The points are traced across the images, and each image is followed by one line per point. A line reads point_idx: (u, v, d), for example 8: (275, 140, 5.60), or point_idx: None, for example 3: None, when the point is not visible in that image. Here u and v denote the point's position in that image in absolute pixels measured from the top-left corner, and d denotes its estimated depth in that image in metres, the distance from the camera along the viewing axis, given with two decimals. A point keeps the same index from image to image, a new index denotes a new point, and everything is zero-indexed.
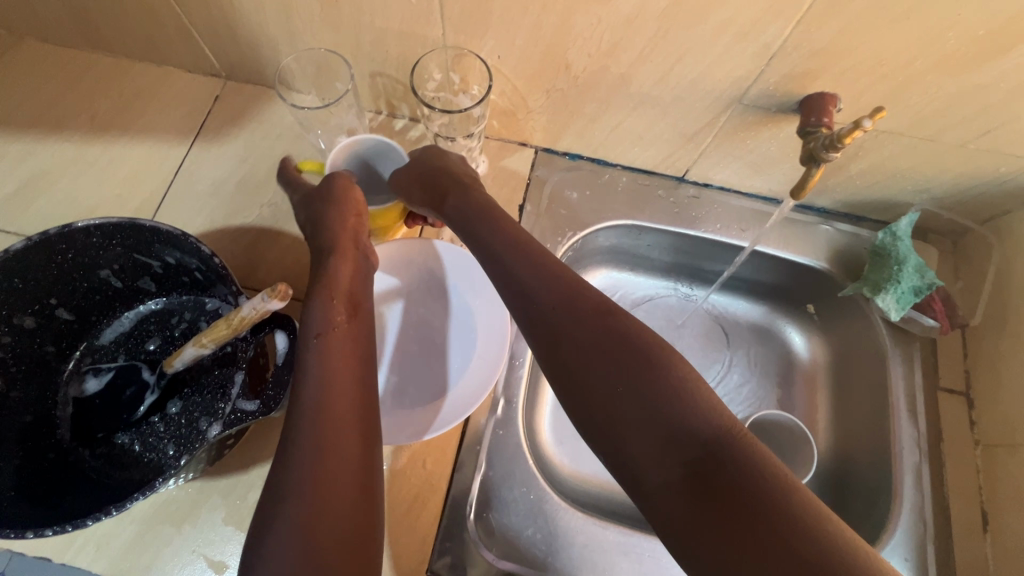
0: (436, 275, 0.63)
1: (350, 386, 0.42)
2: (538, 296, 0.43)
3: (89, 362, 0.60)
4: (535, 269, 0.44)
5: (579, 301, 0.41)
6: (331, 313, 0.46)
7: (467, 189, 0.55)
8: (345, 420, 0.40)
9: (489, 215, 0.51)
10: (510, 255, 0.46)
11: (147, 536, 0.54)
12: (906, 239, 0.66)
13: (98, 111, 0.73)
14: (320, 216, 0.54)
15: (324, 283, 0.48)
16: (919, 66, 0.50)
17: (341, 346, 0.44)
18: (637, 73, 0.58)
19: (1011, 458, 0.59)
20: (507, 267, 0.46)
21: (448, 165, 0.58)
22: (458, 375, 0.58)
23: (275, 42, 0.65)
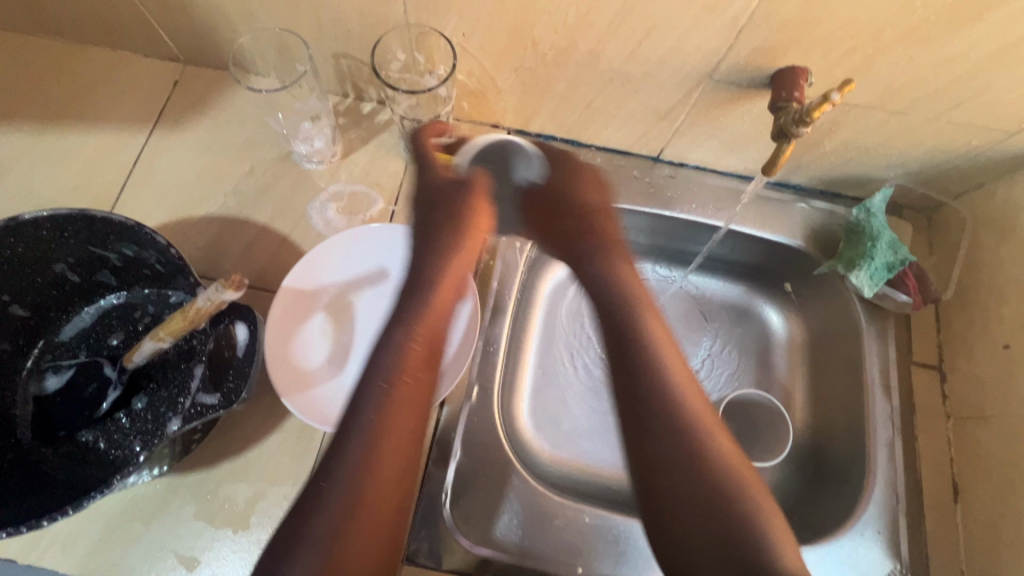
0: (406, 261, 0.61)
1: (405, 441, 0.45)
2: (644, 380, 0.48)
3: (49, 359, 0.58)
4: (646, 355, 0.49)
5: (671, 395, 0.47)
6: (404, 363, 0.48)
7: (615, 261, 0.57)
8: (394, 474, 0.44)
9: (631, 298, 0.53)
10: (631, 336, 0.51)
11: (116, 535, 0.53)
12: (880, 215, 0.66)
13: (51, 98, 0.70)
14: (430, 238, 0.57)
15: (405, 320, 0.51)
16: (889, 37, 0.49)
17: (405, 402, 0.46)
18: (606, 50, 0.56)
19: (982, 430, 0.60)
20: (619, 340, 0.51)
21: (596, 215, 0.60)
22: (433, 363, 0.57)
23: (232, 23, 0.63)
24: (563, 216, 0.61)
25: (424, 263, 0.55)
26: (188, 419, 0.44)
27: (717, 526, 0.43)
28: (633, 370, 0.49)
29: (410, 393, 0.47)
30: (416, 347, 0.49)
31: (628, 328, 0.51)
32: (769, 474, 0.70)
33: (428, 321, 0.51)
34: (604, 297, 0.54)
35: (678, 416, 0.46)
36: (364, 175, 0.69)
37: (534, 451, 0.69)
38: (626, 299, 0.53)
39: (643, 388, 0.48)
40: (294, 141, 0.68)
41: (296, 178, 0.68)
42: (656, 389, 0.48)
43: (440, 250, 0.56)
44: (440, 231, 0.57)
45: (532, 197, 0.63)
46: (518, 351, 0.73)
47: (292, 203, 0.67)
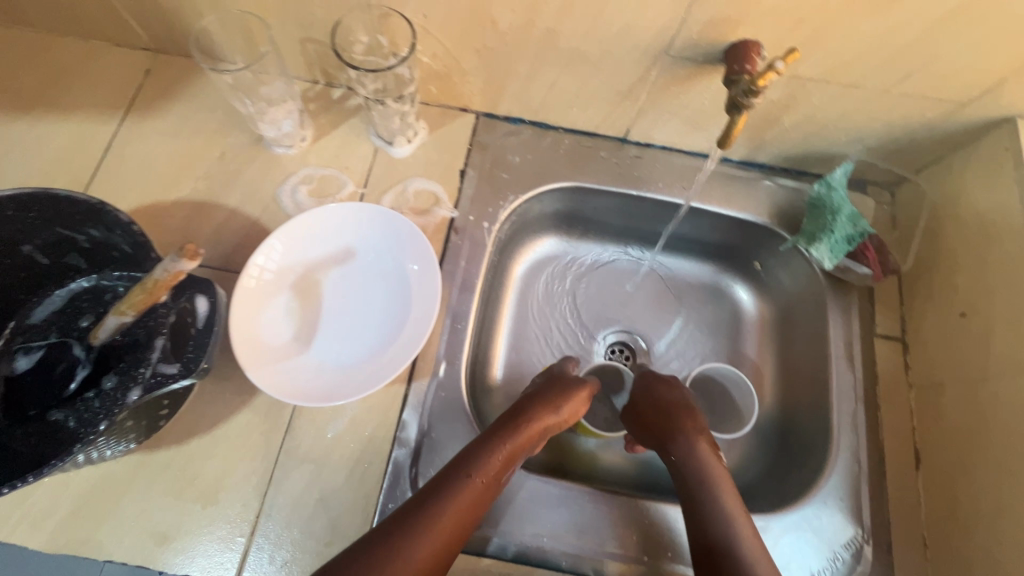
0: (368, 240, 0.62)
1: (457, 531, 0.47)
2: (716, 534, 0.50)
3: (20, 341, 0.59)
4: (726, 520, 0.51)
5: (739, 552, 0.49)
6: (488, 466, 0.52)
7: (700, 441, 0.58)
8: (440, 543, 0.46)
9: (712, 479, 0.55)
10: (708, 507, 0.53)
11: (85, 511, 0.54)
12: (840, 189, 0.67)
13: (23, 88, 0.71)
14: (539, 390, 0.60)
15: (494, 440, 0.54)
16: (835, 7, 0.50)
17: (475, 490, 0.50)
18: (564, 27, 0.57)
19: (941, 397, 0.61)
20: (697, 505, 0.53)
21: (688, 399, 0.62)
22: (391, 341, 0.59)
23: (199, 9, 0.64)
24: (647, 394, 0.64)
25: (519, 409, 0.58)
26: (149, 388, 0.45)
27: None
28: (710, 531, 0.51)
29: (480, 489, 0.50)
30: (498, 463, 0.52)
31: (707, 496, 0.54)
32: (736, 450, 0.71)
33: (518, 440, 0.55)
34: (690, 479, 0.55)
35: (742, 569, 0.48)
36: (334, 159, 0.70)
37: None
38: (711, 473, 0.55)
39: (710, 546, 0.50)
40: (261, 125, 0.66)
41: (267, 163, 0.69)
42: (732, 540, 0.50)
43: (535, 399, 0.59)
44: (544, 389, 0.60)
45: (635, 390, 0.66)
46: (490, 331, 0.73)
47: (263, 187, 0.68)
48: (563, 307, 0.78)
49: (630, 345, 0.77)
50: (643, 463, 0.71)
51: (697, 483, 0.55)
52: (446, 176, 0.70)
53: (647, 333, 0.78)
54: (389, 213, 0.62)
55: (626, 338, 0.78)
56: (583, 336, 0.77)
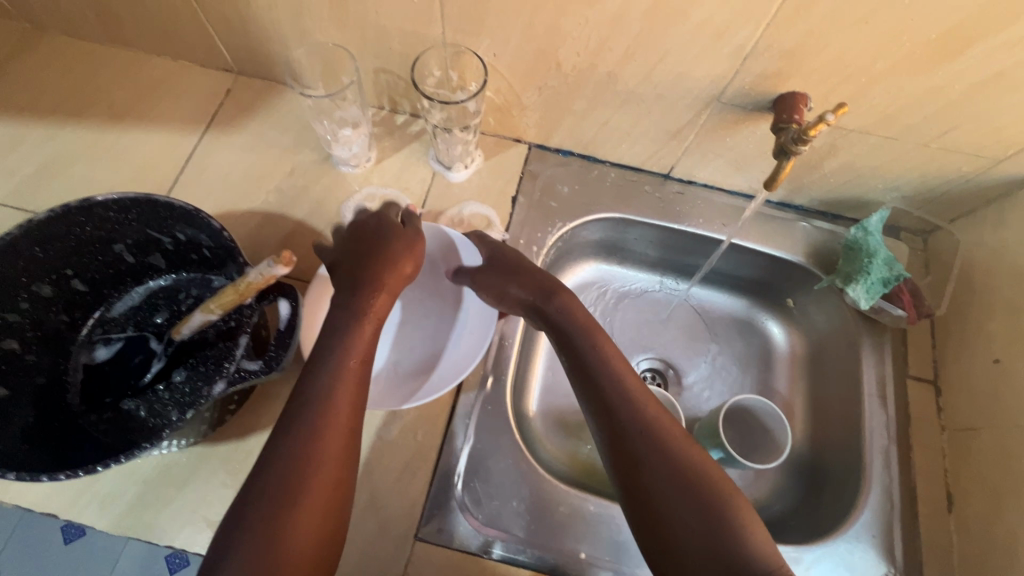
0: (447, 264, 0.69)
1: (346, 424, 0.46)
2: (602, 389, 0.50)
3: (100, 332, 0.62)
4: (601, 358, 0.53)
5: (618, 379, 0.51)
6: (350, 351, 0.50)
7: (559, 293, 0.58)
8: (338, 453, 0.45)
9: (585, 324, 0.56)
10: (589, 352, 0.53)
11: (149, 497, 0.57)
12: (876, 234, 0.70)
13: (116, 100, 0.77)
14: (370, 250, 0.57)
15: (337, 346, 0.50)
16: (881, 67, 0.54)
17: (342, 419, 0.46)
18: (624, 72, 0.62)
19: (973, 440, 0.63)
20: (581, 359, 0.53)
21: (526, 259, 0.62)
22: (453, 361, 0.65)
23: (286, 38, 0.70)
24: (494, 267, 0.62)
25: (375, 262, 0.56)
26: (234, 381, 0.49)
27: (704, 520, 0.42)
28: (597, 386, 0.51)
29: (358, 371, 0.49)
30: (365, 336, 0.51)
31: (584, 345, 0.54)
32: (767, 482, 0.73)
33: (379, 304, 0.54)
34: (568, 330, 0.56)
35: (626, 396, 0.49)
36: (395, 179, 0.75)
37: (542, 446, 0.72)
38: (577, 321, 0.56)
39: (603, 383, 0.51)
40: (334, 145, 0.72)
41: (333, 180, 0.74)
42: (616, 391, 0.50)
43: (384, 258, 0.56)
44: (379, 252, 0.56)
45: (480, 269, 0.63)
46: (530, 353, 0.77)
47: (328, 202, 0.73)
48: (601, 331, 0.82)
49: (662, 373, 0.80)
50: None
51: (572, 337, 0.55)
52: (499, 201, 0.75)
53: (681, 363, 0.80)
54: (466, 242, 0.67)
55: (659, 365, 0.80)
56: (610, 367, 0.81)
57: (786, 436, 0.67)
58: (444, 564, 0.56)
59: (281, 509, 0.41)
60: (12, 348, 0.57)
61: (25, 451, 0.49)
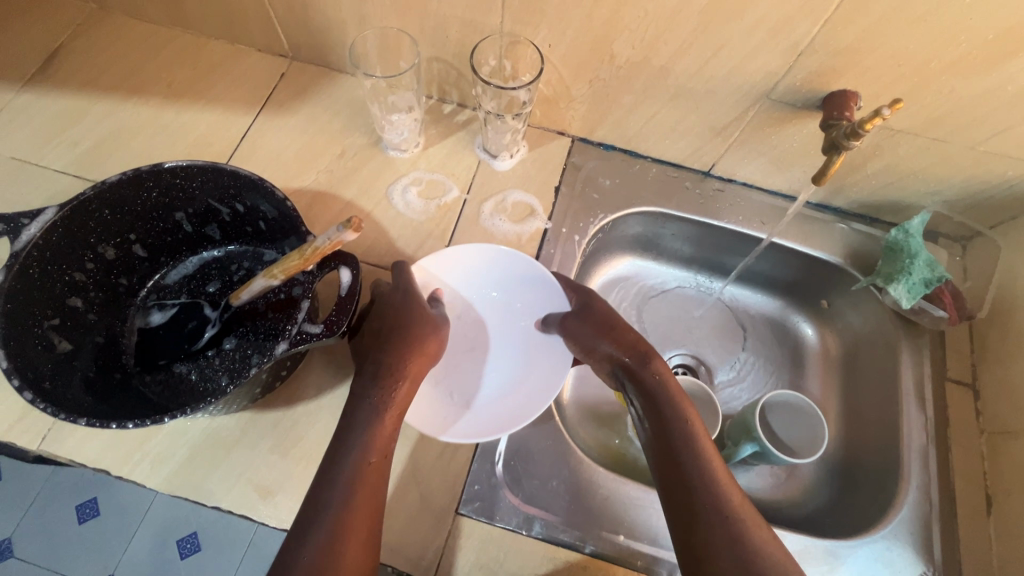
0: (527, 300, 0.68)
1: (369, 516, 0.47)
2: (687, 462, 0.52)
3: (154, 298, 0.64)
4: (681, 421, 0.54)
5: (694, 445, 0.53)
6: (374, 442, 0.50)
7: (653, 358, 0.60)
8: (360, 545, 0.46)
9: (670, 389, 0.57)
10: (671, 415, 0.55)
11: (197, 460, 0.58)
12: (917, 236, 0.70)
13: (174, 79, 0.79)
14: (393, 335, 0.56)
15: (361, 444, 0.50)
16: (934, 67, 0.55)
17: (362, 515, 0.47)
18: (676, 66, 0.63)
19: (1014, 443, 0.63)
20: (663, 422, 0.55)
21: (618, 319, 0.64)
22: (508, 403, 0.62)
23: (346, 24, 0.72)
24: (586, 318, 0.64)
25: (396, 351, 0.55)
26: (294, 343, 0.50)
27: None
28: (679, 455, 0.52)
29: (377, 470, 0.50)
30: (385, 433, 0.52)
31: (666, 407, 0.56)
32: (799, 481, 0.73)
33: (399, 396, 0.54)
34: (651, 391, 0.58)
35: (701, 465, 0.51)
36: (442, 165, 0.77)
37: (576, 433, 0.73)
38: (664, 385, 0.58)
39: (679, 448, 0.53)
40: (386, 130, 0.74)
41: (381, 163, 0.76)
42: (700, 468, 0.51)
43: (409, 343, 0.56)
44: (405, 334, 0.56)
45: (570, 317, 0.65)
46: None
47: (376, 184, 0.75)
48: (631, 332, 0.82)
49: (694, 368, 0.80)
50: None
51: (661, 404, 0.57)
52: (542, 191, 0.76)
53: (712, 360, 0.81)
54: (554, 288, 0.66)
55: (690, 361, 0.81)
56: None
57: (825, 428, 0.67)
58: (485, 539, 0.57)
59: None
60: (76, 306, 0.58)
61: (89, 402, 0.50)
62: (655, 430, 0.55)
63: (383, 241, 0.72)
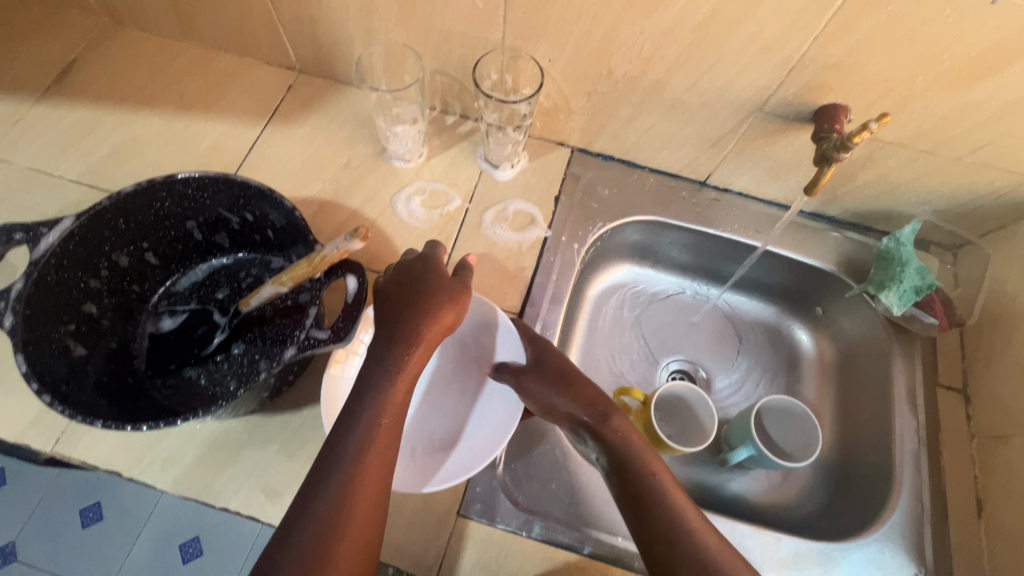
0: (485, 338, 0.67)
1: (380, 477, 0.48)
2: (660, 518, 0.51)
3: (165, 304, 0.66)
4: (651, 484, 0.53)
5: (670, 505, 0.51)
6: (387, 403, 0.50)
7: (613, 413, 0.60)
8: (371, 505, 0.46)
9: (634, 448, 0.56)
10: (641, 477, 0.54)
11: (206, 461, 0.60)
12: (908, 245, 0.72)
13: (185, 91, 0.82)
14: (411, 302, 0.55)
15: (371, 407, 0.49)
16: (920, 82, 0.57)
17: (372, 481, 0.47)
18: (672, 80, 0.66)
19: (1003, 447, 0.64)
20: (634, 486, 0.54)
21: (575, 371, 0.63)
22: (478, 442, 0.60)
23: (352, 39, 0.74)
24: (541, 372, 0.62)
25: (414, 317, 0.54)
26: (303, 348, 0.52)
27: None
28: (657, 520, 0.50)
29: (390, 434, 0.50)
30: (397, 398, 0.51)
31: (633, 468, 0.55)
32: (795, 484, 0.74)
33: (413, 364, 0.53)
34: (617, 454, 0.56)
35: (681, 530, 0.49)
36: (445, 175, 0.79)
37: None
38: (628, 445, 0.57)
39: (656, 514, 0.51)
40: (391, 141, 0.76)
41: (386, 173, 0.78)
42: (675, 519, 0.50)
43: (426, 309, 0.54)
44: (422, 300, 0.55)
45: (525, 370, 0.63)
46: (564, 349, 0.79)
47: (381, 193, 0.77)
48: (621, 347, 0.83)
49: (691, 374, 0.82)
50: (701, 486, 0.73)
51: (629, 465, 0.55)
52: (542, 200, 0.78)
53: (708, 364, 0.83)
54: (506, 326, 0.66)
55: (688, 367, 0.83)
56: (648, 364, 0.82)
57: (818, 434, 0.68)
58: (486, 539, 0.58)
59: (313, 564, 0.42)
60: (90, 312, 0.59)
61: (104, 405, 0.52)
62: (627, 497, 0.54)
63: (387, 249, 0.73)
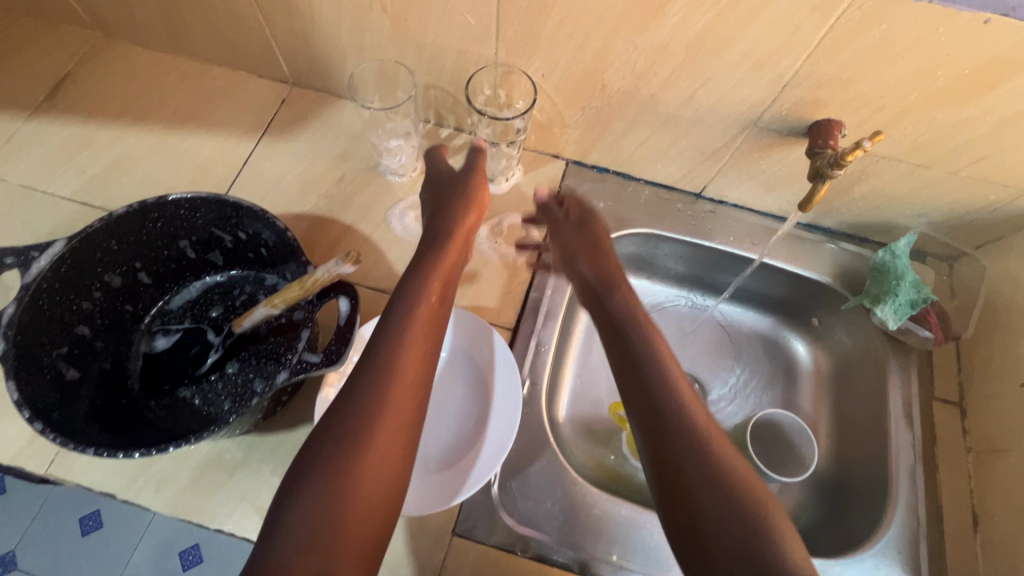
0: (471, 350, 0.66)
1: (422, 345, 0.53)
2: (650, 371, 0.53)
3: (159, 323, 0.67)
4: (646, 343, 0.56)
5: (660, 362, 0.54)
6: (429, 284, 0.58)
7: (622, 289, 0.63)
8: (416, 368, 0.51)
9: (637, 315, 0.60)
10: (638, 335, 0.57)
11: (201, 482, 0.59)
12: (904, 257, 0.72)
13: (179, 106, 0.81)
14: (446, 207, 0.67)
15: (404, 309, 0.55)
16: (914, 99, 0.57)
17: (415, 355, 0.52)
18: (665, 94, 0.65)
19: (1000, 462, 0.64)
20: (630, 344, 0.57)
21: (604, 245, 0.69)
22: (473, 457, 0.59)
23: (345, 54, 0.74)
24: (575, 232, 0.70)
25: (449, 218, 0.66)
26: (295, 372, 0.52)
27: (727, 516, 0.44)
28: (644, 372, 0.54)
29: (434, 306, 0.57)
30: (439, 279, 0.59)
31: (632, 328, 0.58)
32: (791, 497, 0.74)
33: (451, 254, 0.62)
34: (619, 317, 0.60)
35: (665, 381, 0.52)
36: None
37: (572, 452, 0.74)
38: (632, 312, 0.60)
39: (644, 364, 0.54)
40: (385, 156, 0.76)
41: (380, 188, 0.78)
42: (664, 377, 0.53)
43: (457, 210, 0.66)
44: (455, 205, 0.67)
45: (562, 228, 0.71)
46: (559, 364, 0.78)
47: (375, 208, 0.77)
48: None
49: None
50: None
51: (627, 327, 0.59)
52: (537, 213, 0.78)
53: (704, 375, 0.82)
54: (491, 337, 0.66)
55: None
56: None
57: (812, 449, 0.67)
58: (481, 559, 0.58)
59: (360, 420, 0.47)
60: (83, 334, 0.59)
61: (95, 430, 0.52)
62: (620, 353, 0.57)
63: (381, 265, 0.73)
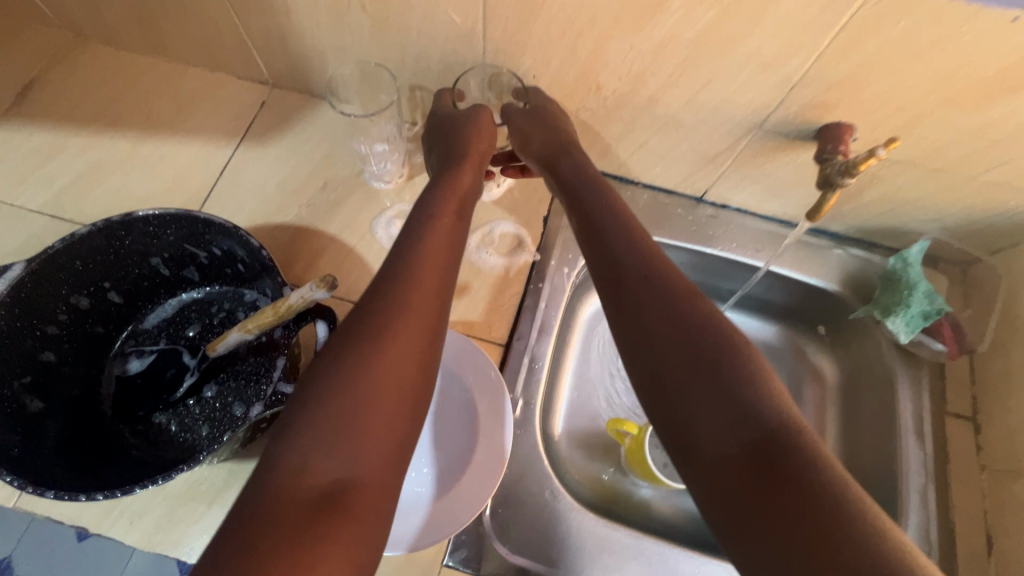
0: (460, 371, 0.62)
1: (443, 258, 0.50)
2: (614, 240, 0.50)
3: (133, 344, 0.63)
4: (610, 214, 0.53)
5: (623, 228, 0.51)
6: (442, 203, 0.57)
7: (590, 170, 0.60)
8: (438, 279, 0.48)
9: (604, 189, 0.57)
10: (603, 207, 0.54)
11: (177, 514, 0.57)
12: (916, 265, 0.68)
13: (153, 110, 0.78)
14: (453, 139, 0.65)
15: (421, 231, 0.52)
16: (932, 101, 0.53)
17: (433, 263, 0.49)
18: (663, 96, 0.61)
19: (1016, 482, 0.61)
20: (594, 219, 0.53)
21: (566, 128, 0.64)
22: (462, 488, 0.56)
23: (325, 54, 0.70)
24: (535, 117, 0.64)
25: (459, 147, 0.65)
26: (271, 404, 0.50)
27: (704, 360, 0.39)
28: (609, 240, 0.50)
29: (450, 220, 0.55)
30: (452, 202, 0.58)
31: (593, 203, 0.55)
32: None
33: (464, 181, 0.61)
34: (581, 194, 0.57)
35: (627, 245, 0.49)
36: None
37: (569, 471, 0.71)
38: (597, 187, 0.57)
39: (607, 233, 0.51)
40: (369, 161, 0.73)
41: (365, 196, 0.74)
42: (630, 242, 0.49)
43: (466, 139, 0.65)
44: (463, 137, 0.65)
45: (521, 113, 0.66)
46: (555, 380, 0.75)
47: (360, 218, 0.73)
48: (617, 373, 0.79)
49: None
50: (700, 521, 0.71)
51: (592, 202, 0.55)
52: (531, 221, 0.74)
53: None
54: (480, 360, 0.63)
55: None
56: None
57: None
58: None
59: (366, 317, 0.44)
60: (49, 360, 0.56)
61: (60, 466, 0.49)
62: (585, 226, 0.53)
63: (367, 278, 0.70)
